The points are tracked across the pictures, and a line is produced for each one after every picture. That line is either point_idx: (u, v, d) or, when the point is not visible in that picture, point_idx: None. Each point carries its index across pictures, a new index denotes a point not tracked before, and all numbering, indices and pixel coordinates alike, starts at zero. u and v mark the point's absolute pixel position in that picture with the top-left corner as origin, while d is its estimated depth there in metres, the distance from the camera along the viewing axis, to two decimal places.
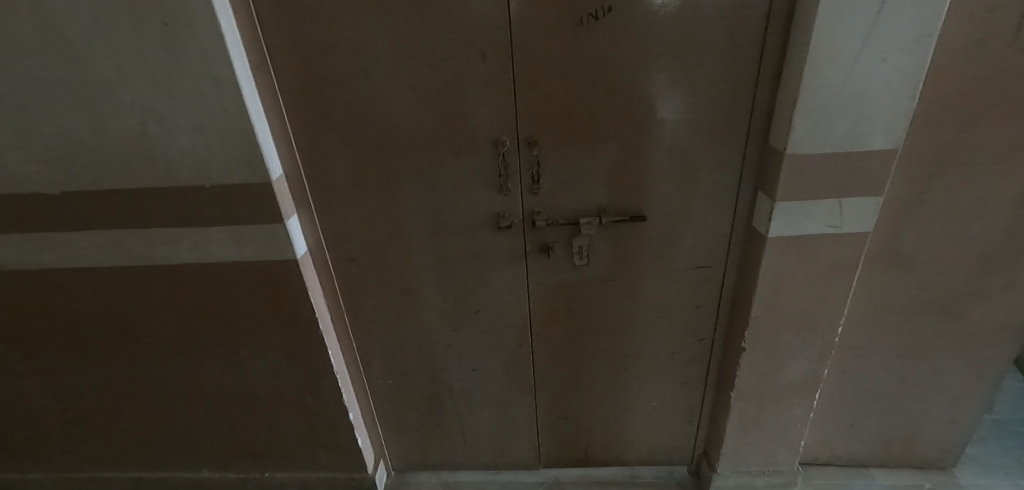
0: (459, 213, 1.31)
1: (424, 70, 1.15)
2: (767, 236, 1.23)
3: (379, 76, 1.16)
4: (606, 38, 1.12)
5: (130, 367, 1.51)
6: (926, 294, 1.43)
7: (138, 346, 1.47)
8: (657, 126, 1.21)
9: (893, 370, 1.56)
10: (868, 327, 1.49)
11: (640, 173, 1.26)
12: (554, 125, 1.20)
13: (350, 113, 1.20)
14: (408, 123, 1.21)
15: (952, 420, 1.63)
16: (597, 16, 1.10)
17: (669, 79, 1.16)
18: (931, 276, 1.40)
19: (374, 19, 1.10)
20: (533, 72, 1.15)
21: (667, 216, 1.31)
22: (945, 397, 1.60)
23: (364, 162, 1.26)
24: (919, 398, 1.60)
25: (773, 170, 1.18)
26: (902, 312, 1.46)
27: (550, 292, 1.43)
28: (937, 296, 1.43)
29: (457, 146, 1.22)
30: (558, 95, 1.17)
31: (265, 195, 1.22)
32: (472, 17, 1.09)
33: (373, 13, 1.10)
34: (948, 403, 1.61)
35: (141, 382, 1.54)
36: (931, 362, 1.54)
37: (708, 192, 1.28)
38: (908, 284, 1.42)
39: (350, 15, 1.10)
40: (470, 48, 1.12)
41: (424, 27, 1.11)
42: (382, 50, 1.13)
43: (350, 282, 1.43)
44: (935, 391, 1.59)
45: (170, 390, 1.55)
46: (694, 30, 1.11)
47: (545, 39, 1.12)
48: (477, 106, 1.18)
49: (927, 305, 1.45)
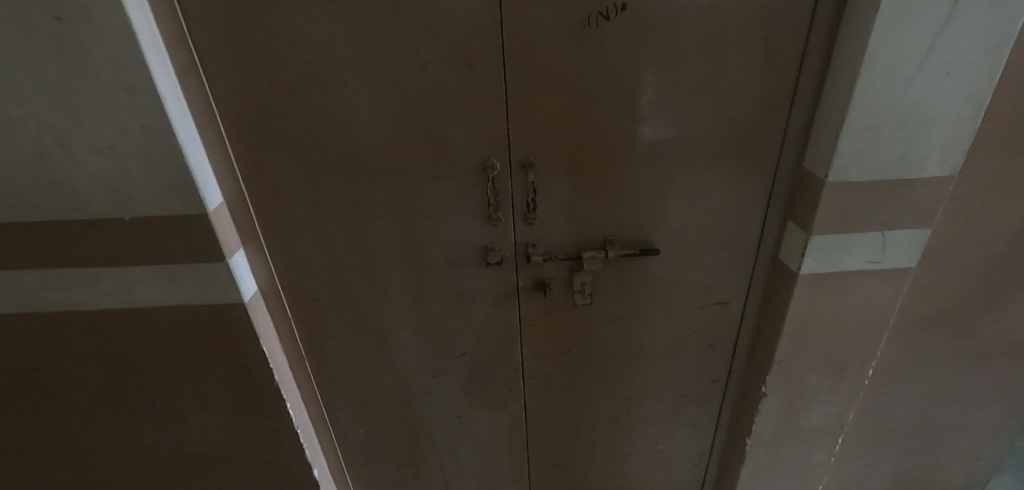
0: (440, 246, 1.11)
1: (398, 78, 0.94)
2: (800, 274, 1.06)
3: (340, 84, 0.94)
4: (617, 42, 0.93)
5: (43, 434, 1.24)
6: (961, 328, 1.29)
7: (52, 409, 1.21)
8: (674, 146, 1.02)
9: (919, 408, 1.42)
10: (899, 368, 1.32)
11: (652, 200, 1.08)
12: (552, 145, 1.01)
13: (305, 129, 0.98)
14: (377, 141, 0.99)
15: (976, 457, 1.51)
16: (608, 15, 0.90)
17: (691, 91, 0.97)
18: (968, 309, 1.27)
19: (334, 13, 0.89)
20: (530, 82, 0.95)
21: (682, 249, 1.13)
22: (971, 434, 1.47)
23: (324, 188, 1.04)
24: (943, 435, 1.47)
25: (810, 199, 1.01)
26: (934, 348, 1.32)
27: (546, 333, 1.24)
28: (972, 330, 1.30)
29: (438, 169, 1.02)
30: (560, 110, 0.98)
31: (200, 228, 0.99)
32: (456, 13, 0.89)
33: (332, 6, 0.88)
34: (973, 440, 1.48)
35: (55, 449, 1.26)
36: (959, 398, 1.41)
37: (730, 221, 1.11)
38: (943, 318, 1.28)
39: (303, 9, 0.88)
40: (454, 51, 0.92)
41: (396, 25, 0.89)
42: (344, 52, 0.92)
43: (312, 324, 1.21)
44: (961, 428, 1.46)
45: (96, 459, 1.29)
46: (723, 34, 0.92)
47: (544, 42, 0.92)
48: (461, 123, 0.98)
49: (959, 340, 1.31)
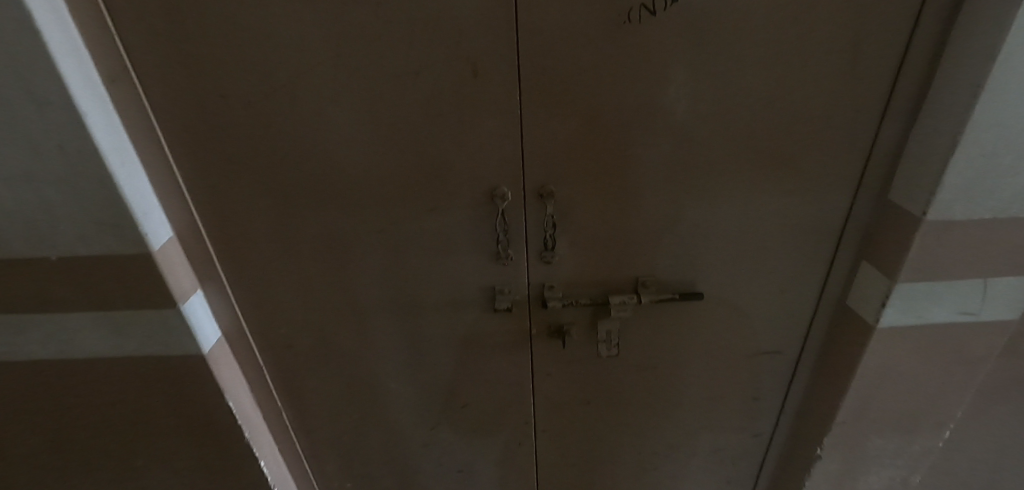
0: (438, 286, 0.92)
1: (384, 88, 0.74)
2: (876, 327, 0.87)
3: (313, 95, 0.75)
4: (663, 43, 0.73)
5: None
6: None
7: None
8: (727, 171, 0.83)
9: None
10: (997, 441, 1.07)
11: (696, 234, 0.89)
12: (578, 168, 0.82)
13: (271, 149, 0.79)
14: (360, 164, 0.80)
15: None
16: (654, 9, 0.70)
17: (754, 104, 0.77)
18: None
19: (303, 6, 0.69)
20: (551, 93, 0.76)
21: (728, 292, 0.94)
22: None
23: (296, 218, 0.86)
24: None
25: (896, 238, 0.81)
26: None
27: (563, 385, 1.05)
28: None
29: (436, 197, 0.83)
30: (588, 127, 0.79)
31: (143, 271, 0.81)
32: (460, 6, 0.69)
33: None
34: None
35: None
36: None
37: (789, 261, 0.91)
38: None
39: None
40: (457, 54, 0.72)
41: (382, 20, 0.70)
42: (316, 55, 0.72)
43: (287, 373, 1.03)
44: None
45: None
46: (798, 33, 0.72)
47: (571, 42, 0.72)
48: (465, 143, 0.78)
49: None
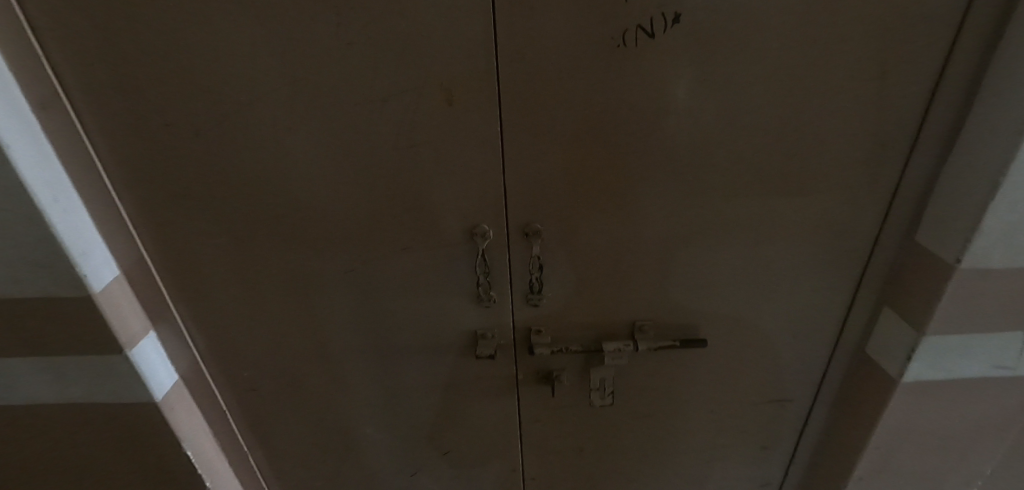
0: (416, 329, 0.83)
1: (350, 117, 0.66)
2: (900, 381, 0.78)
3: (271, 125, 0.67)
4: (664, 69, 0.64)
5: None
6: None
7: None
8: (735, 208, 0.75)
9: None
10: None
11: (700, 276, 0.80)
12: (568, 205, 0.73)
13: (227, 182, 0.71)
14: (326, 199, 0.72)
15: None
16: (654, 30, 0.62)
17: (764, 137, 0.69)
18: None
19: (255, 27, 0.61)
20: (539, 124, 0.68)
21: (736, 338, 0.86)
22: None
23: (257, 256, 0.78)
24: None
25: (924, 285, 0.73)
26: None
27: (554, 434, 0.96)
28: None
29: (411, 235, 0.75)
30: (579, 160, 0.70)
31: (85, 315, 0.73)
32: (431, 28, 0.61)
33: (252, 16, 0.60)
34: None
35: None
36: None
37: (804, 306, 0.82)
38: None
39: (209, 18, 0.61)
40: (430, 80, 0.64)
41: (344, 42, 0.62)
42: (272, 81, 0.64)
43: (252, 419, 0.94)
44: None
45: None
46: (815, 59, 0.64)
47: (561, 68, 0.64)
48: (442, 177, 0.70)
49: None
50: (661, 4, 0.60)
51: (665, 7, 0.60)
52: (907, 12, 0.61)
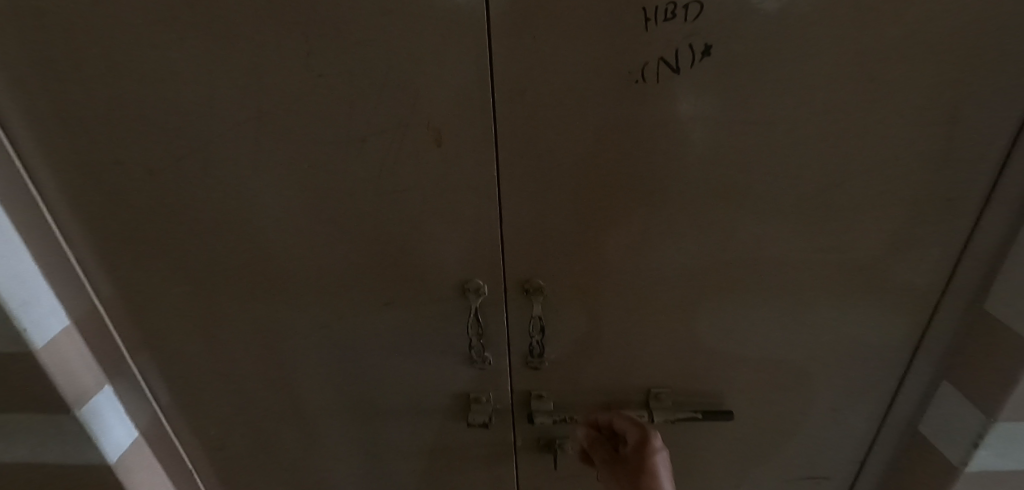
0: (402, 390, 0.74)
1: (326, 158, 0.58)
2: (962, 470, 0.67)
3: (238, 166, 0.59)
4: (691, 109, 0.55)
5: None
6: None
7: None
8: (768, 266, 0.65)
9: None
10: None
11: (725, 340, 0.70)
12: (575, 259, 0.64)
13: (188, 226, 0.63)
14: (301, 248, 0.64)
15: None
16: (680, 62, 0.53)
17: (805, 186, 0.59)
18: None
19: (214, 54, 0.53)
20: (543, 169, 0.59)
21: (764, 408, 0.75)
22: None
23: (225, 306, 0.69)
24: None
25: (995, 363, 0.62)
26: None
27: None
28: None
29: (396, 288, 0.66)
30: (589, 210, 0.61)
31: (27, 370, 0.65)
32: (417, 58, 0.52)
33: (211, 42, 0.52)
34: None
35: None
36: None
37: (845, 376, 0.72)
38: None
39: (161, 44, 0.52)
40: (415, 117, 0.55)
41: (318, 75, 0.53)
42: (235, 115, 0.56)
43: (221, 479, 0.85)
44: None
45: None
46: (869, 98, 0.54)
47: (569, 106, 0.55)
48: (430, 226, 0.61)
49: None
50: (689, 34, 0.51)
51: (693, 38, 0.51)
52: (980, 48, 0.51)
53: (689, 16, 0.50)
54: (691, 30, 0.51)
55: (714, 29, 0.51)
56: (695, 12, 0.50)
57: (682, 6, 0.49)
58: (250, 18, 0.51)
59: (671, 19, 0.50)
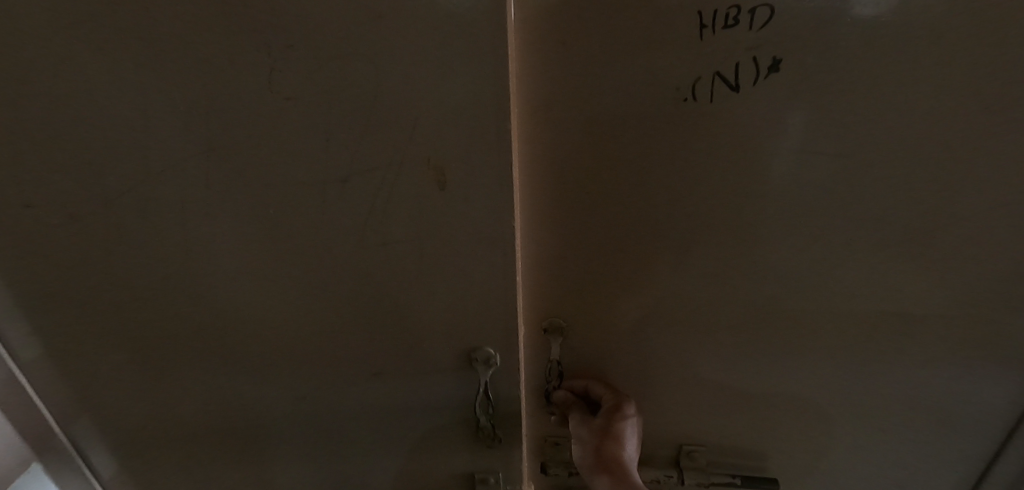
0: (392, 467, 0.62)
1: (297, 201, 0.45)
2: None
3: (184, 208, 0.46)
4: (753, 134, 0.45)
5: None
6: None
7: None
8: (837, 326, 0.54)
9: None
10: None
11: (777, 405, 0.60)
12: (594, 298, 0.55)
13: (123, 284, 0.50)
14: (268, 306, 0.51)
15: None
16: (741, 80, 0.42)
17: (889, 236, 0.49)
18: None
19: (143, 71, 0.40)
20: (569, 196, 0.50)
21: (816, 477, 0.65)
22: None
23: (176, 374, 0.56)
24: None
25: None
26: None
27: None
28: None
29: (385, 355, 0.54)
30: (612, 243, 0.52)
31: None
32: (413, 79, 0.40)
33: (136, 55, 0.39)
34: None
35: None
36: None
37: (917, 448, 0.61)
38: None
39: (68, 58, 0.39)
40: (412, 154, 0.43)
41: (283, 97, 0.41)
42: (176, 149, 0.43)
43: None
44: None
45: None
46: (979, 132, 0.43)
47: (603, 124, 0.46)
48: (428, 284, 0.49)
49: None
50: (754, 46, 0.41)
51: (758, 50, 0.41)
52: None
53: (755, 24, 0.40)
54: (757, 41, 0.40)
55: (786, 40, 0.40)
56: (763, 17, 0.39)
57: (747, 10, 0.39)
58: (190, 23, 0.38)
59: (732, 27, 0.40)
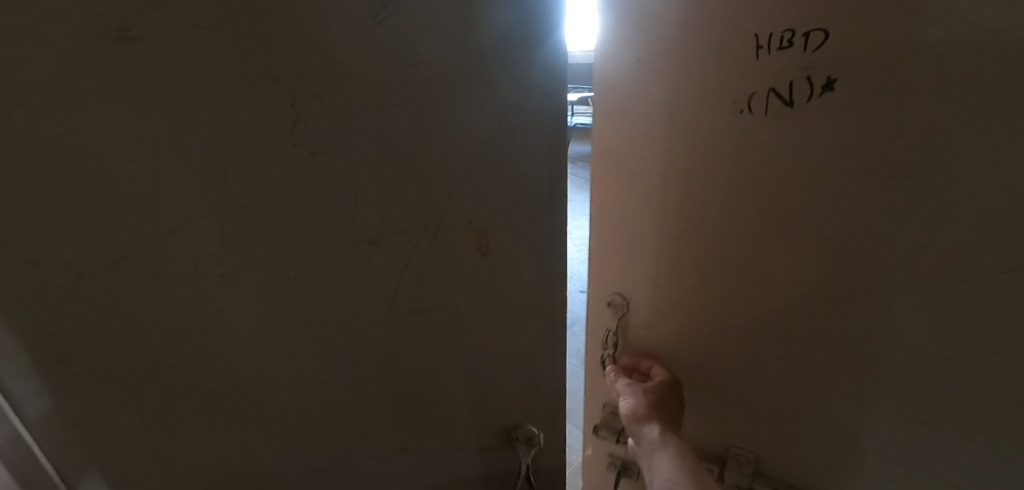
0: None
1: (321, 266, 0.40)
2: None
3: (191, 282, 0.37)
4: (819, 134, 0.49)
5: None
6: None
7: None
8: (889, 355, 0.52)
9: None
10: None
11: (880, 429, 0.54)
12: (654, 273, 0.63)
13: (87, 395, 0.37)
14: (286, 388, 0.44)
15: None
16: (800, 94, 0.49)
17: (970, 260, 0.46)
18: None
19: (152, 124, 0.32)
20: (636, 194, 0.61)
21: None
22: None
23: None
24: None
25: None
26: None
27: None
28: None
29: (413, 421, 0.50)
30: (687, 238, 0.59)
31: None
32: (464, 124, 0.40)
33: (147, 105, 0.32)
34: None
35: None
36: None
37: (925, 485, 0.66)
38: None
39: (39, 102, 0.30)
40: (456, 208, 0.42)
41: (310, 153, 0.36)
42: (183, 214, 0.35)
43: None
44: None
45: None
46: (955, 154, 0.44)
47: (684, 129, 0.56)
48: (464, 338, 0.48)
49: None
50: (807, 67, 0.48)
51: (812, 70, 0.47)
52: None
53: (808, 46, 0.47)
54: (810, 60, 0.47)
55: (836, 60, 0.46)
56: (817, 39, 0.46)
57: (801, 34, 0.47)
58: (220, 70, 0.33)
59: (785, 47, 0.48)
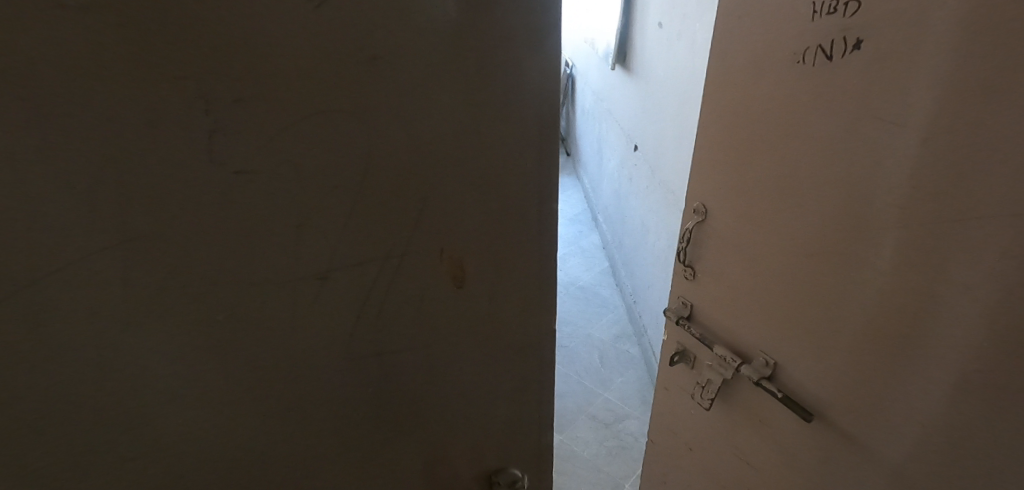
0: None
1: (261, 305, 0.33)
2: None
3: (85, 337, 0.28)
4: (894, 65, 0.55)
5: None
6: None
7: None
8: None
9: None
10: None
11: (821, 374, 0.72)
12: (720, 198, 0.81)
13: None
14: (221, 445, 0.36)
15: None
16: (830, 53, 0.61)
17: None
18: None
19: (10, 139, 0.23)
20: (752, 104, 0.72)
21: (798, 447, 0.79)
22: None
23: None
24: None
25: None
26: None
27: (668, 430, 1.08)
28: None
29: (377, 460, 0.44)
30: (788, 155, 0.68)
31: None
32: (433, 134, 0.33)
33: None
34: None
35: None
36: None
37: (937, 457, 0.62)
38: None
39: None
40: (423, 234, 0.36)
41: (236, 172, 0.29)
42: (65, 253, 0.26)
43: None
44: None
45: None
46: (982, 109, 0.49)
47: (764, 75, 0.70)
48: (435, 368, 0.42)
49: None
50: (846, 28, 0.59)
51: (850, 31, 0.59)
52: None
53: (848, 12, 0.58)
54: (850, 23, 0.58)
55: (874, 27, 0.56)
56: (853, 10, 0.58)
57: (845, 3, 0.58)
58: (100, 65, 0.24)
59: (832, 14, 0.60)
